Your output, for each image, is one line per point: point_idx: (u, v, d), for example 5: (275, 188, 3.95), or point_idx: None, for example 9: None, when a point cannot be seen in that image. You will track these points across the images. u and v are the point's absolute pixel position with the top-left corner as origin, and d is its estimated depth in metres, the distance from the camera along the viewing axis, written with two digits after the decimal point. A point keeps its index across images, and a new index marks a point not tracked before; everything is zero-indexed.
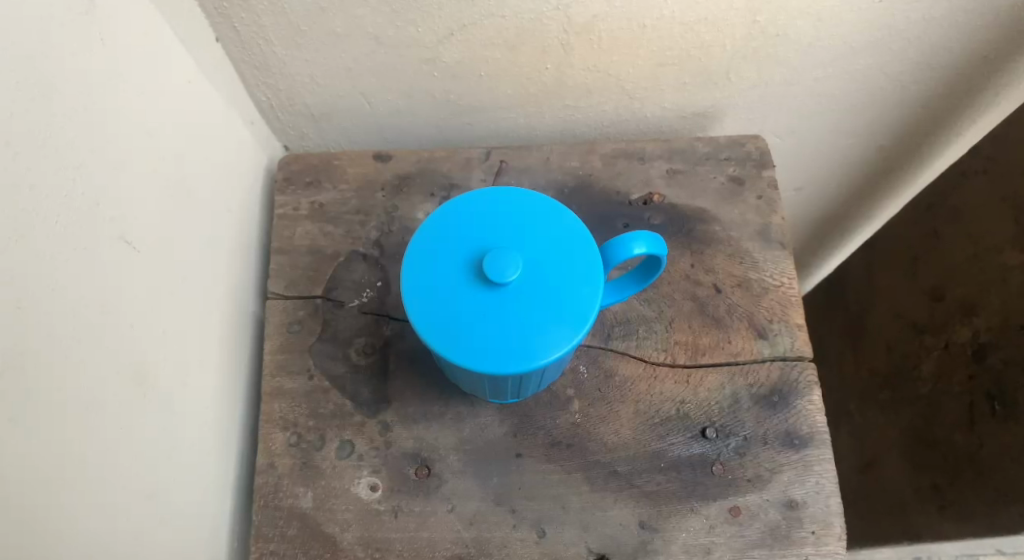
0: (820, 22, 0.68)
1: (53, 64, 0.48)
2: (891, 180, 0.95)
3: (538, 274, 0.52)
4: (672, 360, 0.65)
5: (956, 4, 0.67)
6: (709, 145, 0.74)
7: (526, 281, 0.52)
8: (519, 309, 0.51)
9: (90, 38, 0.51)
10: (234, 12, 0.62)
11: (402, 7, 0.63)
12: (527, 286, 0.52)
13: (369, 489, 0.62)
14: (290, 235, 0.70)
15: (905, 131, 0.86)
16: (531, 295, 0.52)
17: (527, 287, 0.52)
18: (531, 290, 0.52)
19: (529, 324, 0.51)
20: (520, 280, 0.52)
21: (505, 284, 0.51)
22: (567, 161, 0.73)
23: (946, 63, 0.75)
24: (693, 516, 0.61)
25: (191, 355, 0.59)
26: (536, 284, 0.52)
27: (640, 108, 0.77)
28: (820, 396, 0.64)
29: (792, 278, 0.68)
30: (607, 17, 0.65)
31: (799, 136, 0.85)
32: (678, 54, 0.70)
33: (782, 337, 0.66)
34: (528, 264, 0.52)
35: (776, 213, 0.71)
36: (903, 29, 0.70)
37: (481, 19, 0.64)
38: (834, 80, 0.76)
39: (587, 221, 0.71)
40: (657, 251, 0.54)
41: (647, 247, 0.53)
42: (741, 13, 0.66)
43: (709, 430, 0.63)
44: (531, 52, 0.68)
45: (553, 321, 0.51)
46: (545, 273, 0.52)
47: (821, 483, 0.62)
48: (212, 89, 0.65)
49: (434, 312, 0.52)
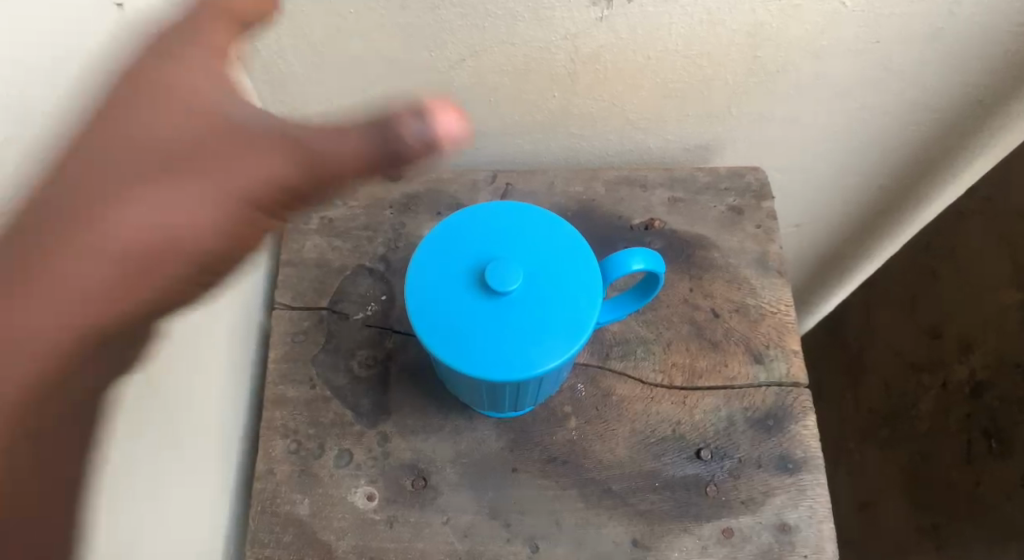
0: (818, 61, 0.70)
1: (83, 70, 0.50)
2: (890, 220, 0.97)
3: (537, 285, 0.53)
4: (669, 382, 0.66)
5: (950, 49, 0.70)
6: (709, 176, 0.76)
7: (525, 291, 0.53)
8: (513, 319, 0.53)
9: (119, 44, 0.53)
10: (256, 31, 0.65)
11: (417, 32, 0.65)
12: (526, 297, 0.53)
13: (365, 499, 0.62)
14: (299, 248, 0.72)
15: (902, 172, 0.87)
16: (529, 306, 0.53)
17: (527, 296, 0.53)
18: (530, 300, 0.53)
19: (528, 333, 0.52)
20: (519, 290, 0.53)
21: (505, 293, 0.53)
22: (571, 186, 0.75)
23: (942, 105, 0.77)
24: (686, 536, 0.61)
25: (196, 357, 0.61)
26: (536, 294, 0.53)
27: (643, 139, 0.79)
28: (814, 422, 0.65)
29: (788, 306, 0.69)
30: (614, 48, 0.68)
31: (799, 173, 0.87)
32: (682, 87, 0.72)
33: (778, 362, 0.67)
34: (529, 276, 0.54)
35: (774, 243, 0.73)
36: (899, 70, 0.72)
37: (491, 45, 0.67)
38: (834, 119, 0.78)
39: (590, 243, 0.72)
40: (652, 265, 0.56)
41: (645, 264, 0.55)
42: (742, 48, 0.68)
43: (704, 451, 0.64)
44: (538, 81, 0.71)
45: (551, 332, 0.52)
46: (544, 284, 0.54)
47: (814, 508, 0.62)
48: (230, 101, 0.68)
49: (435, 317, 0.53)
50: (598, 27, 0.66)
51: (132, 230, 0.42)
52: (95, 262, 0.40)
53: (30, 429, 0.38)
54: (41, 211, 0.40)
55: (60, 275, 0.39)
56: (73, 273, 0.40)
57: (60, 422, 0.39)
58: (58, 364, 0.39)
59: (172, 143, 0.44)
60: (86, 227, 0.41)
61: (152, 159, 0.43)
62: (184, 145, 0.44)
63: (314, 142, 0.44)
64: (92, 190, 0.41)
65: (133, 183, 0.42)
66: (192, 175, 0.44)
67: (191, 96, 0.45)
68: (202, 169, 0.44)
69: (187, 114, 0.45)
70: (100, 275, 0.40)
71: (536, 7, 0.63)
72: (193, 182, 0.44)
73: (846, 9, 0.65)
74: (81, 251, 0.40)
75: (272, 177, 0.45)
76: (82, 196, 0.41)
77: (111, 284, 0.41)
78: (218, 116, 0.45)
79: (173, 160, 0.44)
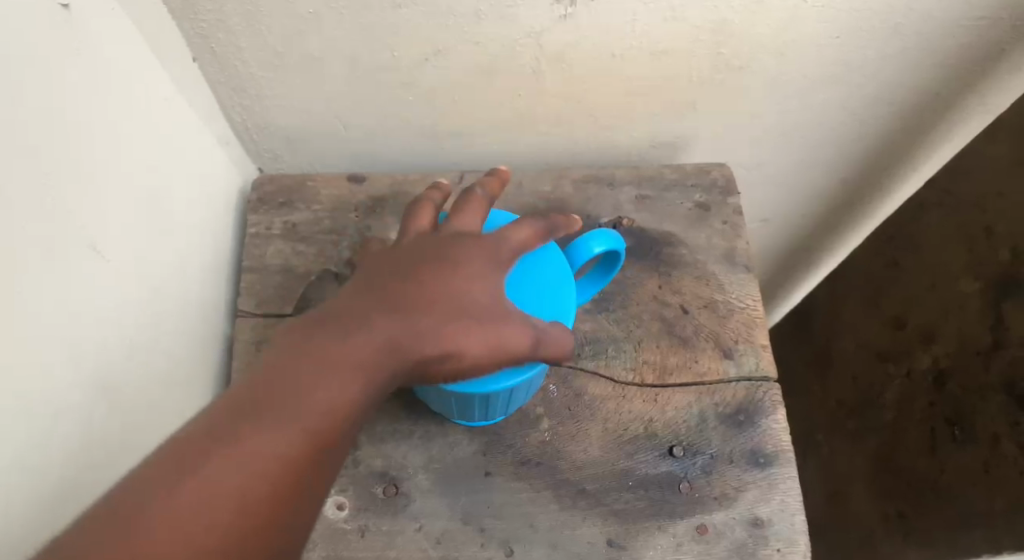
0: (781, 56, 0.71)
1: (31, 74, 0.48)
2: (852, 213, 0.98)
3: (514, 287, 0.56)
4: (640, 380, 0.66)
5: (909, 43, 0.71)
6: (676, 173, 0.76)
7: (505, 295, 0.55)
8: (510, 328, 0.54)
9: (67, 46, 0.51)
10: (212, 32, 0.63)
11: (378, 31, 0.64)
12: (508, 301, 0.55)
13: (335, 509, 0.61)
14: (262, 254, 0.71)
15: (864, 166, 0.88)
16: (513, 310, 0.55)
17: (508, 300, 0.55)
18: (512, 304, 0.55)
19: None
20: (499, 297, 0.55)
21: None
22: (539, 186, 0.75)
23: (902, 99, 0.78)
24: (661, 534, 0.61)
25: (157, 367, 0.59)
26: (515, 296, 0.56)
27: (610, 136, 0.79)
28: (785, 415, 0.65)
29: (757, 301, 0.70)
30: (578, 46, 0.67)
31: (764, 167, 0.88)
32: (647, 84, 0.72)
33: (747, 356, 0.67)
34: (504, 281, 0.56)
35: (742, 238, 0.73)
36: (860, 65, 0.73)
37: (455, 43, 0.66)
38: (797, 114, 0.79)
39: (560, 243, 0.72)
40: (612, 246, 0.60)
41: (607, 244, 0.58)
42: (706, 45, 0.68)
43: (676, 448, 0.64)
44: (503, 80, 0.70)
45: None
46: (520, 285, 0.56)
47: (786, 501, 0.62)
48: (184, 102, 0.66)
49: None
50: (562, 25, 0.65)
51: (349, 422, 0.46)
52: (296, 435, 0.44)
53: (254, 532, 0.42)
54: (276, 380, 0.45)
55: (253, 451, 0.43)
56: (258, 444, 0.43)
57: (267, 529, 0.43)
58: (246, 510, 0.42)
59: (443, 309, 0.50)
60: (311, 404, 0.45)
61: (407, 324, 0.48)
62: (461, 312, 0.50)
63: (531, 343, 0.51)
64: (328, 372, 0.46)
65: (371, 346, 0.47)
66: (441, 349, 0.49)
67: (462, 276, 0.51)
68: (465, 344, 0.50)
69: (423, 285, 0.50)
70: (297, 443, 0.44)
71: (500, 6, 0.63)
72: (478, 346, 0.50)
73: (807, 4, 0.65)
74: (277, 427, 0.44)
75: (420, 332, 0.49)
76: (307, 392, 0.45)
77: (290, 464, 0.44)
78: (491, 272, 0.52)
79: (429, 347, 0.49)
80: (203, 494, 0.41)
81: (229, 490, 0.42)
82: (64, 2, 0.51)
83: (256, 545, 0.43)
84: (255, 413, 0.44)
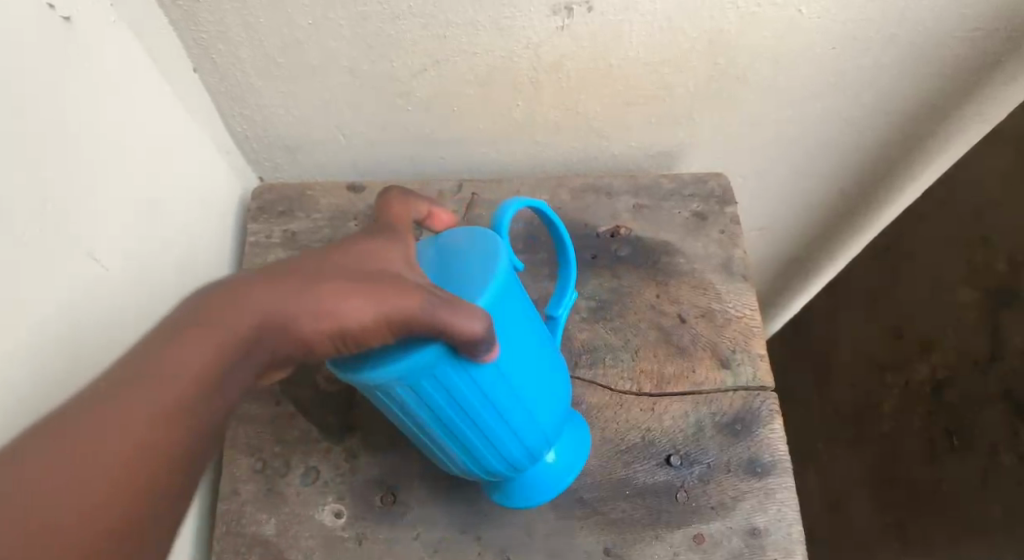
0: (777, 67, 0.71)
1: (33, 84, 0.49)
2: (850, 223, 0.98)
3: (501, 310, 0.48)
4: (638, 389, 0.67)
5: (904, 54, 0.71)
6: (674, 182, 0.76)
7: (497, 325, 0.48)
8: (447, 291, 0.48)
9: (68, 58, 0.52)
10: (213, 43, 0.64)
11: (377, 41, 0.65)
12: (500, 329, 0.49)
13: (332, 516, 0.62)
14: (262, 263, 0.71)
15: (862, 176, 0.88)
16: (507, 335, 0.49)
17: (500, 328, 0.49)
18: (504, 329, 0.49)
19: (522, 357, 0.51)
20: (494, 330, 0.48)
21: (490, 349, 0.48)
22: (537, 195, 0.75)
23: (899, 109, 0.78)
24: (658, 543, 0.61)
25: None
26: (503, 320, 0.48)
27: (608, 146, 0.79)
28: (782, 425, 0.65)
29: (754, 310, 0.70)
30: (576, 56, 0.68)
31: (762, 177, 0.88)
32: (643, 94, 0.73)
33: (745, 366, 0.67)
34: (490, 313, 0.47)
35: (739, 247, 0.73)
36: (856, 75, 0.73)
37: (453, 54, 0.67)
38: (794, 124, 0.79)
39: (548, 258, 0.72)
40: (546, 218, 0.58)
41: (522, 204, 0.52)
42: (702, 55, 0.69)
43: (673, 457, 0.64)
44: (501, 90, 0.71)
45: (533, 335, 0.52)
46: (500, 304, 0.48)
47: (783, 511, 0.62)
48: (184, 112, 0.66)
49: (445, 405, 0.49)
50: (560, 36, 0.66)
51: (224, 371, 0.40)
52: (180, 377, 0.38)
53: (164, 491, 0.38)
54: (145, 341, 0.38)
55: (151, 385, 0.37)
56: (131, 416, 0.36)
57: (189, 482, 0.39)
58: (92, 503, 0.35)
59: (338, 270, 0.43)
60: (216, 337, 0.40)
61: (296, 279, 0.42)
62: (363, 276, 0.43)
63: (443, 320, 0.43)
64: (204, 317, 0.40)
65: (251, 296, 0.41)
66: (326, 311, 0.42)
67: (372, 252, 0.45)
68: (356, 301, 0.42)
69: (335, 247, 0.45)
70: (174, 389, 0.38)
71: (497, 16, 0.63)
72: (376, 302, 0.42)
73: (802, 15, 0.66)
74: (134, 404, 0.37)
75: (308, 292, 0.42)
76: (178, 332, 0.39)
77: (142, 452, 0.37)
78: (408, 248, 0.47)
79: (311, 307, 0.42)
80: (121, 437, 0.36)
81: (128, 441, 0.36)
82: (64, 14, 0.52)
83: (183, 490, 0.39)
84: (161, 344, 0.39)
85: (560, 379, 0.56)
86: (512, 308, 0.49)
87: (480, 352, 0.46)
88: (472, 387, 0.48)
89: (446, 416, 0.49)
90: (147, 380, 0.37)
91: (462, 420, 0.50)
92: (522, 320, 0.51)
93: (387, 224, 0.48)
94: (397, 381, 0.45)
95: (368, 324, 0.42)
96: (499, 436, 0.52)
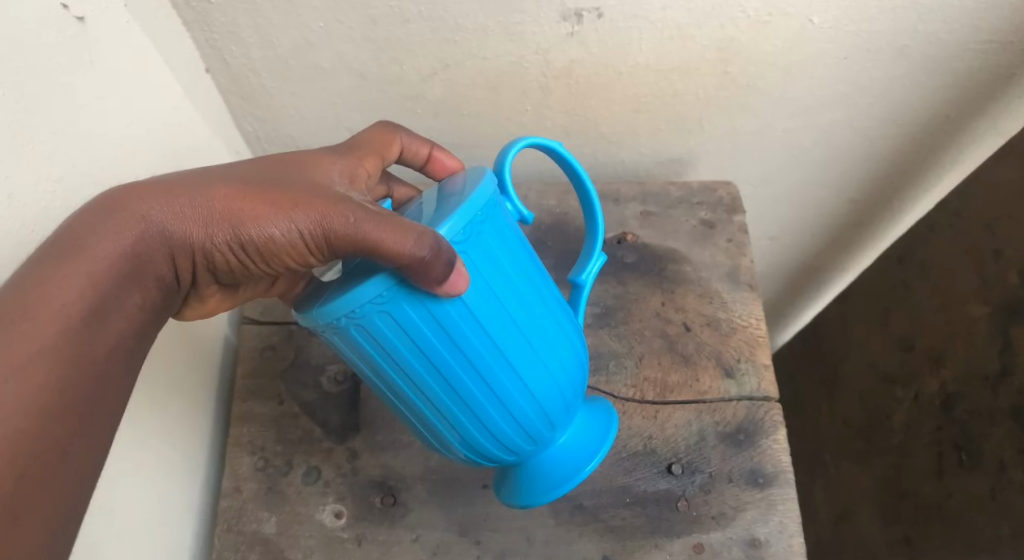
0: (787, 76, 0.71)
1: (38, 83, 0.49)
2: (863, 233, 0.97)
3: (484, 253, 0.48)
4: (640, 397, 0.67)
5: (916, 65, 0.71)
6: (682, 190, 0.77)
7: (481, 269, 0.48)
8: (427, 218, 0.48)
9: (78, 57, 0.53)
10: (225, 44, 0.65)
11: (386, 45, 0.65)
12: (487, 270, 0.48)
13: (333, 517, 0.62)
14: None
15: (873, 186, 0.88)
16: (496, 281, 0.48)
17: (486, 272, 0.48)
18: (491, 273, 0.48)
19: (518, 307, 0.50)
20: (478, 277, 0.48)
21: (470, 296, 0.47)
22: (545, 201, 0.76)
23: (910, 120, 0.77)
24: (657, 552, 0.60)
25: (161, 372, 0.59)
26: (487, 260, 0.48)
27: (618, 152, 0.79)
28: (784, 436, 0.64)
29: (760, 320, 0.69)
30: (585, 62, 0.68)
31: (772, 186, 0.87)
32: (652, 100, 0.73)
33: (749, 376, 0.67)
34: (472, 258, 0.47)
35: (746, 256, 0.73)
36: (867, 85, 0.73)
37: (463, 58, 0.67)
38: (805, 134, 0.79)
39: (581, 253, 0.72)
40: (564, 162, 0.56)
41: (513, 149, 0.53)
42: (712, 63, 0.69)
43: (675, 465, 0.63)
44: (511, 95, 0.71)
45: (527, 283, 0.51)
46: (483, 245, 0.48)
47: (784, 523, 0.61)
48: (197, 114, 0.67)
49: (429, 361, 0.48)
50: (569, 41, 0.66)
51: (169, 269, 0.49)
52: (80, 285, 0.44)
53: (54, 414, 0.42)
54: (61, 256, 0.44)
55: (52, 300, 0.43)
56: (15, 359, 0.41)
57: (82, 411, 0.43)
58: (48, 422, 0.42)
59: (279, 187, 0.49)
60: (86, 255, 0.44)
61: (233, 191, 0.48)
62: (298, 200, 0.48)
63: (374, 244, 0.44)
64: (147, 217, 0.47)
65: (191, 205, 0.47)
66: (255, 219, 0.47)
67: (326, 170, 0.52)
68: (285, 216, 0.47)
69: (284, 177, 0.50)
70: (84, 300, 0.44)
71: (507, 22, 0.64)
72: (303, 219, 0.47)
73: (812, 24, 0.66)
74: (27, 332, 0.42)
75: (250, 213, 0.47)
76: (106, 233, 0.45)
77: (53, 381, 0.42)
78: (356, 170, 0.54)
79: (246, 217, 0.47)
80: (13, 358, 0.41)
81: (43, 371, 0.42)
82: (78, 15, 0.53)
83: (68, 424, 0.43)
84: (54, 259, 0.43)
85: (566, 349, 0.54)
86: (491, 248, 0.48)
87: (439, 279, 0.44)
88: (444, 339, 0.48)
89: (419, 373, 0.49)
90: (19, 303, 0.42)
91: (436, 377, 0.49)
92: (507, 267, 0.49)
93: (351, 149, 0.55)
94: (352, 318, 0.46)
95: (296, 242, 0.48)
96: (482, 403, 0.51)
